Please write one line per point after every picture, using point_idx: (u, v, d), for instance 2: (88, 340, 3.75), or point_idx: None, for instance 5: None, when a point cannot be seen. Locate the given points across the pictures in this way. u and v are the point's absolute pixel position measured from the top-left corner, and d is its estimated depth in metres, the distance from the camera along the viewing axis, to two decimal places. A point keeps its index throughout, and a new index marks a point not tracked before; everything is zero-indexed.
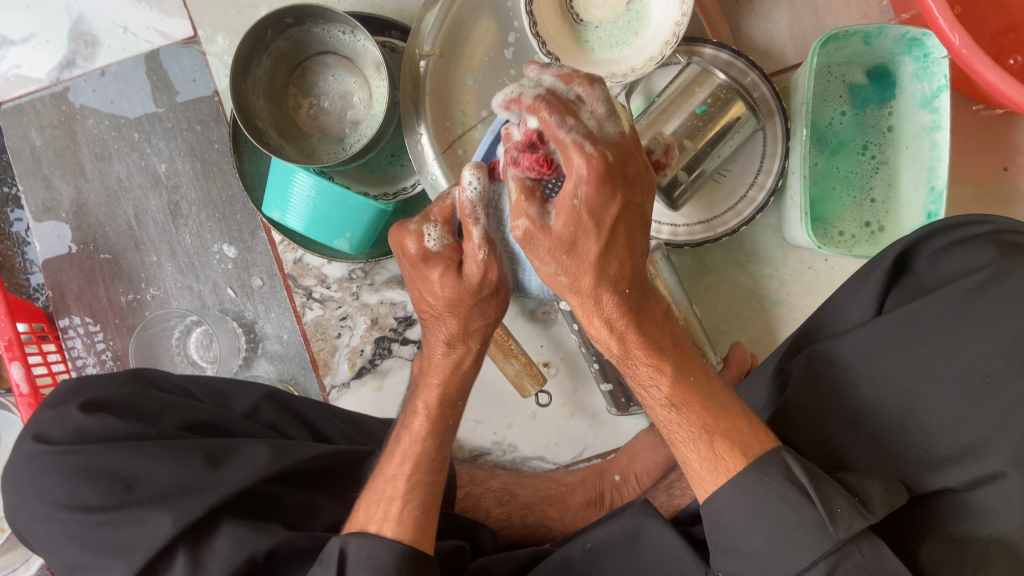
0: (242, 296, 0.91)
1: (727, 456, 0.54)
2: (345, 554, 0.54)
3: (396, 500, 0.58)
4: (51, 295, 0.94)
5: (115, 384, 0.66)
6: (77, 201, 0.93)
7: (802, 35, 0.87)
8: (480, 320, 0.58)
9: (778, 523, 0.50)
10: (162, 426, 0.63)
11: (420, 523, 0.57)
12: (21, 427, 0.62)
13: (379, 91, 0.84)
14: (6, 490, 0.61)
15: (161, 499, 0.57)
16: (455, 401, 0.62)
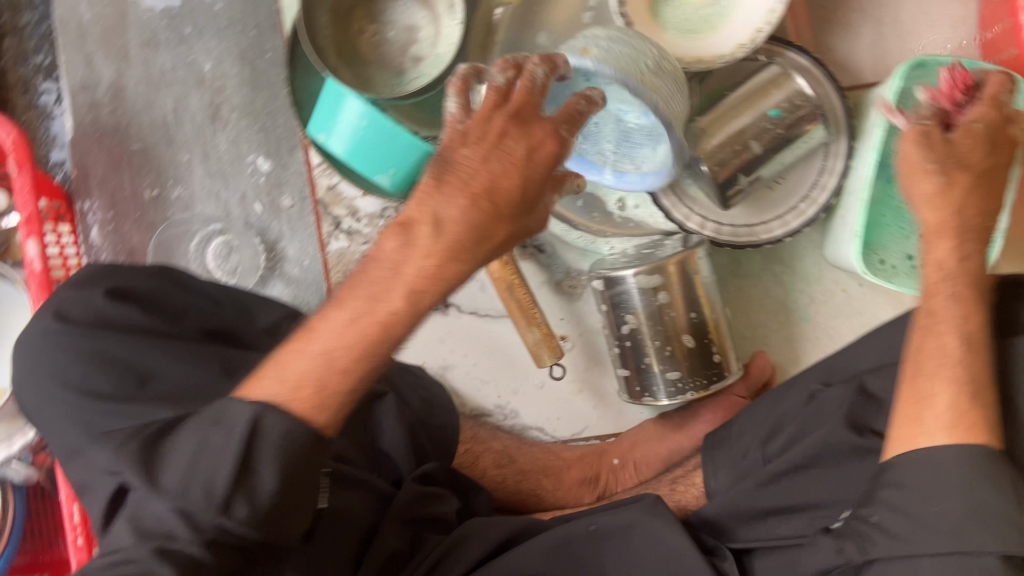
0: (269, 214, 0.89)
1: (970, 422, 0.50)
2: (259, 425, 0.44)
3: (303, 358, 0.45)
4: (74, 174, 0.89)
5: (140, 275, 0.63)
6: (116, 85, 0.90)
7: (883, 55, 0.85)
8: (513, 162, 0.45)
9: (980, 506, 0.47)
10: (183, 329, 0.61)
11: (349, 398, 0.46)
12: (46, 301, 0.60)
13: (449, 31, 0.80)
14: (22, 362, 0.59)
15: (169, 402, 0.54)
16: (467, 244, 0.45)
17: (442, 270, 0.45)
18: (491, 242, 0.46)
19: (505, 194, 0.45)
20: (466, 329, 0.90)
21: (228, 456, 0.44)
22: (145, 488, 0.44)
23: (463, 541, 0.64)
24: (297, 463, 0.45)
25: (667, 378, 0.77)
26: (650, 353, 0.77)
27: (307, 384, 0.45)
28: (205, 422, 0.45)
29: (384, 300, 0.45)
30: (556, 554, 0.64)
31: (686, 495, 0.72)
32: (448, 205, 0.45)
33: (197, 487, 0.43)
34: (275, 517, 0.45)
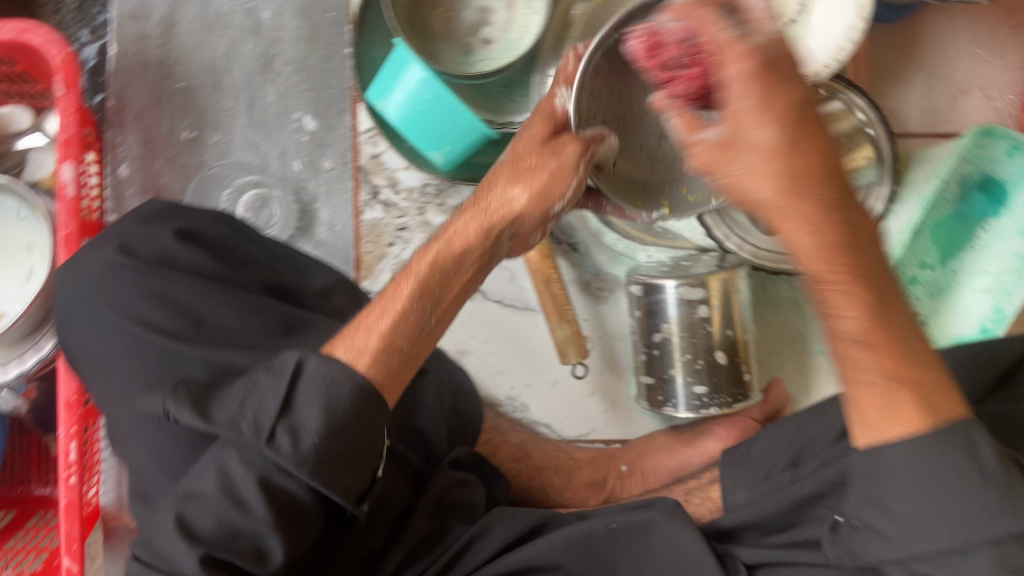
0: (307, 173, 0.88)
1: (907, 400, 0.45)
2: (299, 370, 0.48)
3: (375, 332, 0.52)
4: (111, 105, 0.88)
5: (208, 221, 0.62)
6: (168, 19, 0.88)
7: (931, 108, 0.89)
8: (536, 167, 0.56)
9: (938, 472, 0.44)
10: (244, 280, 0.60)
11: (400, 357, 0.52)
12: (104, 233, 0.60)
13: (525, 19, 0.80)
14: (75, 290, 0.59)
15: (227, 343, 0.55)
16: (449, 264, 0.56)
17: (470, 245, 0.57)
18: (440, 288, 0.55)
19: (441, 270, 0.56)
20: (487, 317, 0.90)
21: (277, 392, 0.48)
22: (199, 422, 0.49)
23: (485, 530, 0.64)
24: (353, 418, 0.48)
25: (692, 391, 0.78)
26: (677, 364, 0.78)
27: (389, 349, 0.52)
28: (259, 372, 0.50)
29: (395, 296, 0.54)
30: (578, 547, 0.63)
31: (700, 507, 0.73)
32: (508, 191, 0.57)
33: (249, 420, 0.48)
34: (328, 465, 0.47)
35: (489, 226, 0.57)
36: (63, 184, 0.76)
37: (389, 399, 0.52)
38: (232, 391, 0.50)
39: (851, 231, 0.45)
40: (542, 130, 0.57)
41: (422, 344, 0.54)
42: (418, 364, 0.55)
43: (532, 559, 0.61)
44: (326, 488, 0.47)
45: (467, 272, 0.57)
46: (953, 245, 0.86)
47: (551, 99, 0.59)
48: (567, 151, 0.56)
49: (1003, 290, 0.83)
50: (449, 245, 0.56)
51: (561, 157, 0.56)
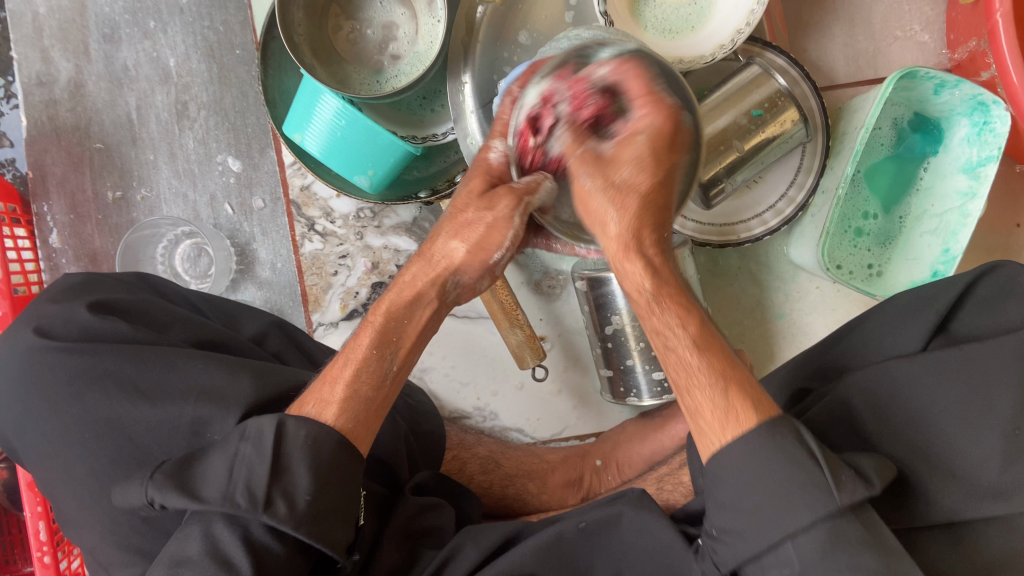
0: (239, 215, 0.86)
1: (736, 406, 0.48)
2: (281, 432, 0.49)
3: (340, 383, 0.53)
4: (31, 176, 0.87)
5: (124, 288, 0.63)
6: (75, 81, 0.87)
7: (855, 55, 0.88)
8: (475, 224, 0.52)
9: (780, 481, 0.45)
10: (171, 338, 0.59)
11: (367, 406, 0.53)
12: (22, 318, 0.59)
13: (430, 28, 0.79)
14: (2, 381, 0.58)
15: (169, 401, 0.54)
16: (401, 316, 0.54)
17: (420, 299, 0.55)
18: (402, 335, 0.55)
19: (395, 326, 0.54)
20: (443, 331, 0.89)
21: (263, 459, 0.48)
22: (189, 503, 0.47)
23: (456, 551, 0.63)
24: (335, 471, 0.49)
25: (652, 378, 0.77)
26: (634, 354, 0.77)
27: (359, 398, 0.53)
28: (232, 440, 0.49)
29: (355, 347, 0.54)
30: (549, 552, 0.62)
31: (673, 493, 0.73)
32: (452, 242, 0.53)
33: (241, 490, 0.47)
34: (320, 520, 0.48)
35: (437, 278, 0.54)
36: None
37: (361, 445, 0.52)
38: (210, 463, 0.49)
39: (667, 281, 0.52)
40: (480, 183, 0.53)
41: (387, 390, 0.55)
42: (388, 406, 0.55)
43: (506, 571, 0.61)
44: (321, 545, 0.48)
45: (424, 324, 0.56)
46: (895, 192, 0.85)
47: (486, 152, 0.54)
48: (500, 204, 0.51)
49: (949, 231, 0.81)
50: (393, 311, 0.54)
51: (496, 209, 0.51)
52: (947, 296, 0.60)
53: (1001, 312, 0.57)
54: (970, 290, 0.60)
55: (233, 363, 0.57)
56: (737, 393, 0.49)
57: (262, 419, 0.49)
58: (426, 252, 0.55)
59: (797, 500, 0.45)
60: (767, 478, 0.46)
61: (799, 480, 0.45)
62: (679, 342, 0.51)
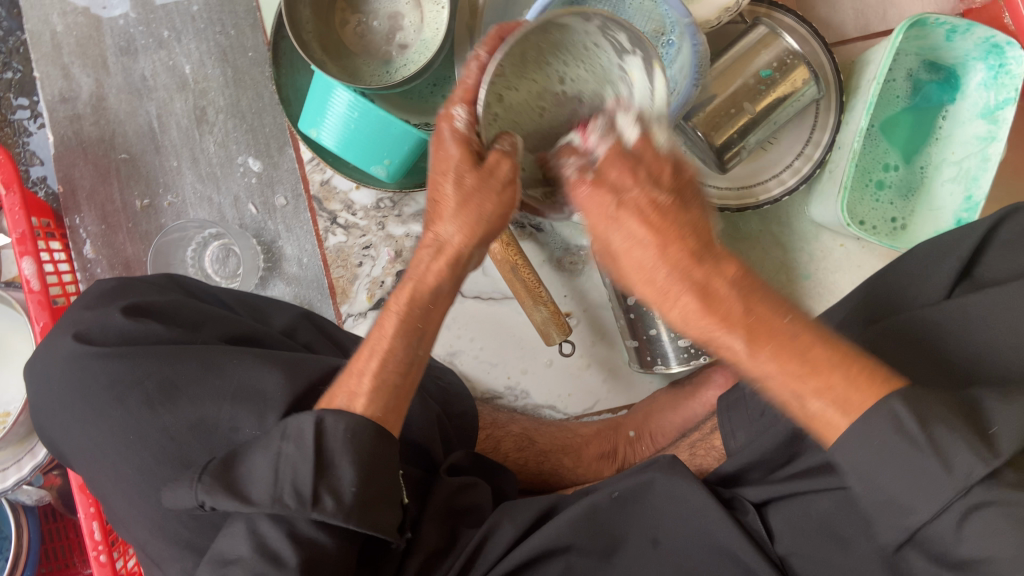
0: (263, 214, 0.88)
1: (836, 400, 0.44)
2: (322, 429, 0.50)
3: (367, 375, 0.55)
4: (62, 191, 0.89)
5: (157, 290, 0.65)
6: (96, 95, 0.89)
7: (864, 9, 0.87)
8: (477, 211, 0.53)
9: (901, 472, 0.42)
10: (205, 336, 0.61)
11: (394, 393, 0.55)
12: (60, 327, 0.61)
13: (434, 15, 0.80)
14: (47, 388, 0.60)
15: (205, 394, 0.56)
16: (426, 305, 0.57)
17: (440, 282, 0.56)
18: (427, 325, 0.57)
19: (422, 313, 0.57)
20: (472, 314, 0.90)
21: (307, 458, 0.49)
22: (237, 505, 0.48)
23: (495, 527, 0.64)
24: (375, 460, 0.51)
25: (679, 345, 0.77)
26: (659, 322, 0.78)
27: (390, 386, 0.55)
28: (274, 439, 0.50)
29: (380, 337, 0.56)
30: (586, 521, 0.63)
31: (706, 458, 0.74)
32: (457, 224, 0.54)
33: (290, 491, 0.48)
34: (368, 509, 0.50)
35: (455, 255, 0.55)
36: (26, 278, 0.78)
37: (393, 430, 0.54)
38: (254, 463, 0.50)
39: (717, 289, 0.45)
40: (465, 157, 0.51)
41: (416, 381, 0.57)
42: (414, 393, 0.57)
43: (543, 546, 0.62)
44: (373, 531, 0.50)
45: (443, 301, 0.58)
46: (913, 142, 0.85)
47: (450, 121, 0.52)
48: (504, 170, 0.51)
49: (970, 176, 0.81)
50: (415, 299, 0.56)
51: (498, 177, 0.52)
52: (967, 242, 0.59)
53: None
54: (993, 233, 0.59)
55: (268, 357, 0.59)
56: (820, 397, 0.44)
57: (300, 418, 0.50)
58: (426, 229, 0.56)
59: (927, 487, 0.42)
60: (890, 468, 0.43)
61: (912, 470, 0.42)
62: (757, 361, 0.45)
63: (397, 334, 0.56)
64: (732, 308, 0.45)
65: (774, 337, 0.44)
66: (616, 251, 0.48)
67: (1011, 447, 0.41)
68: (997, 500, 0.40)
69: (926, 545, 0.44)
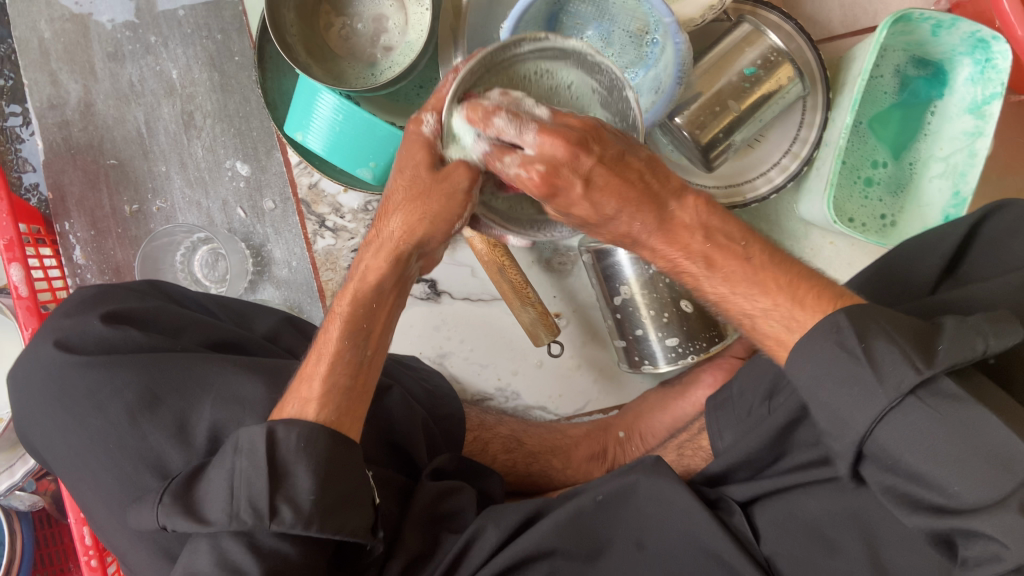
0: (252, 218, 0.88)
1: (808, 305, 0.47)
2: (273, 439, 0.50)
3: (317, 378, 0.55)
4: (52, 197, 0.90)
5: (137, 296, 0.65)
6: (85, 101, 0.89)
7: (851, 5, 0.87)
8: (424, 216, 0.52)
9: (846, 381, 0.43)
10: (185, 342, 0.62)
11: (347, 395, 0.55)
12: (42, 333, 0.61)
13: (419, 17, 0.80)
14: (28, 394, 0.60)
15: (186, 401, 0.56)
16: (371, 306, 0.57)
17: (387, 278, 0.56)
18: (374, 329, 0.57)
19: (366, 314, 0.56)
20: (462, 316, 0.90)
21: (260, 469, 0.48)
22: (197, 526, 0.49)
23: (477, 534, 0.64)
24: (334, 466, 0.51)
25: (666, 345, 0.78)
26: (645, 322, 0.78)
27: (338, 387, 0.55)
28: (227, 454, 0.50)
29: (326, 340, 0.56)
30: (569, 526, 0.63)
31: (694, 458, 0.73)
32: (394, 223, 0.54)
33: (246, 506, 0.48)
34: (332, 514, 0.49)
35: (398, 254, 0.55)
36: (14, 285, 0.78)
37: (351, 433, 0.54)
38: (211, 480, 0.50)
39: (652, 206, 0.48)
40: (425, 158, 0.51)
41: (370, 379, 0.57)
42: (368, 393, 0.57)
43: (526, 551, 0.62)
44: (337, 536, 0.49)
45: (388, 303, 0.58)
46: (901, 139, 0.84)
47: (418, 126, 0.51)
48: (458, 175, 0.49)
49: (957, 172, 0.80)
50: (360, 298, 0.56)
51: (452, 182, 0.50)
52: (950, 241, 0.59)
53: (1008, 251, 0.56)
54: (976, 232, 0.59)
55: (247, 363, 0.59)
56: (770, 315, 0.48)
57: (251, 431, 0.50)
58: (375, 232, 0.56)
59: (859, 401, 0.42)
60: (846, 387, 0.43)
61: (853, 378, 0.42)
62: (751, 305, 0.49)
63: (342, 335, 0.56)
64: (693, 240, 0.49)
65: (729, 268, 0.49)
66: (575, 212, 0.47)
67: (946, 361, 0.41)
68: (921, 410, 0.41)
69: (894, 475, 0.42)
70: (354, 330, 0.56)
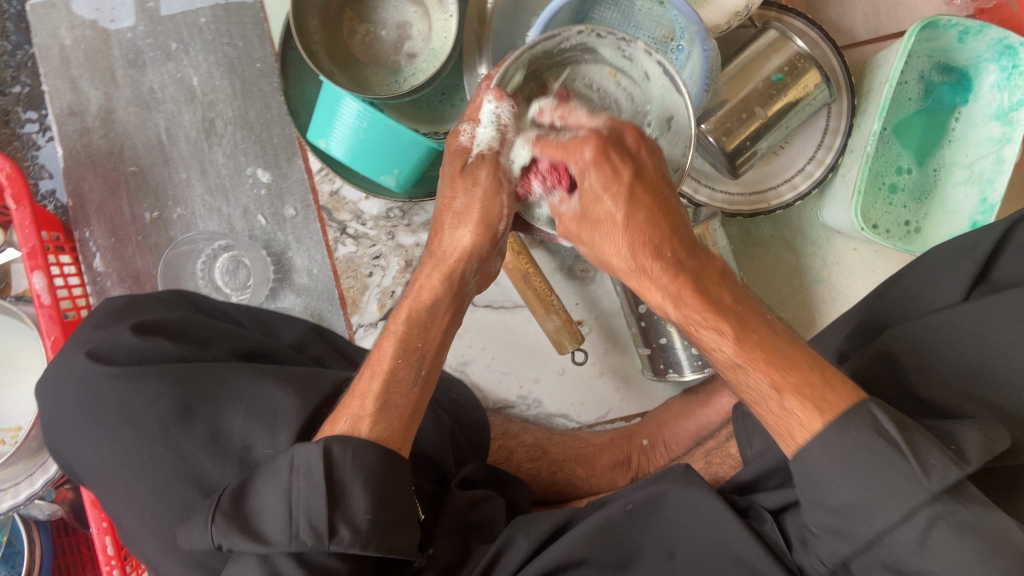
0: (273, 225, 0.88)
1: (832, 389, 0.46)
2: (330, 457, 0.49)
3: (370, 395, 0.55)
4: (72, 204, 0.89)
5: (165, 306, 0.65)
6: (105, 108, 0.89)
7: (874, 11, 0.86)
8: (468, 219, 0.57)
9: (874, 472, 0.43)
10: (215, 351, 0.61)
11: (400, 411, 0.54)
12: (72, 343, 0.61)
13: (443, 24, 0.80)
14: (57, 405, 0.60)
15: (218, 412, 0.56)
16: (425, 320, 0.58)
17: (450, 286, 0.59)
18: (430, 346, 0.58)
19: (423, 331, 0.58)
20: (483, 324, 0.90)
21: (318, 491, 0.48)
22: (255, 546, 0.48)
23: (509, 542, 0.63)
24: (379, 468, 0.50)
25: (691, 353, 0.76)
26: (671, 329, 0.77)
27: (394, 405, 0.54)
28: (283, 473, 0.49)
29: (380, 358, 0.57)
30: (601, 536, 0.62)
31: (722, 466, 0.73)
32: (455, 236, 0.59)
33: (304, 527, 0.47)
34: (388, 531, 0.49)
35: (451, 271, 0.59)
36: (36, 292, 0.78)
37: (402, 449, 0.53)
38: (263, 494, 0.50)
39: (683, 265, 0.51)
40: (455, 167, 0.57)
41: (426, 397, 0.57)
42: (421, 411, 0.56)
43: (559, 560, 0.61)
44: (391, 555, 0.49)
45: (444, 322, 0.59)
46: (926, 146, 0.84)
47: (458, 135, 0.57)
48: (483, 176, 0.56)
49: (984, 179, 0.80)
50: (414, 315, 0.58)
51: (481, 183, 0.56)
52: (982, 245, 0.59)
53: None
54: (1008, 237, 0.59)
55: (279, 374, 0.59)
56: (797, 394, 0.46)
57: (307, 449, 0.49)
58: (432, 243, 0.60)
59: (883, 497, 0.42)
60: (862, 473, 0.43)
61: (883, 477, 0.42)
62: (754, 379, 0.48)
63: (396, 354, 0.57)
64: (723, 297, 0.50)
65: (757, 336, 0.49)
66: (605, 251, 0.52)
67: (977, 460, 0.43)
68: (962, 513, 0.41)
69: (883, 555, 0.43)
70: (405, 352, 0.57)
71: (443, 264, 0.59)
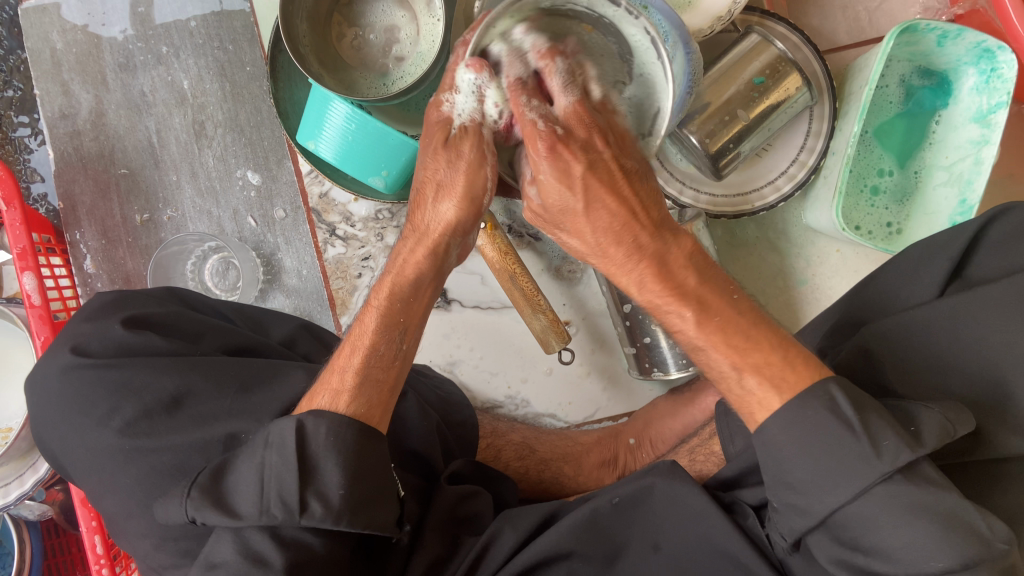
0: (262, 226, 0.89)
1: (796, 375, 0.48)
2: (302, 429, 0.50)
3: (350, 370, 0.56)
4: (62, 207, 0.90)
5: (155, 301, 0.65)
6: (96, 111, 0.90)
7: (855, 16, 0.88)
8: (450, 194, 0.55)
9: (824, 456, 0.45)
10: (204, 348, 0.62)
11: (378, 388, 0.56)
12: (60, 340, 0.62)
13: (430, 28, 0.81)
14: (46, 402, 0.60)
15: (205, 408, 0.57)
16: (407, 297, 0.59)
17: (429, 258, 0.58)
18: (410, 321, 0.59)
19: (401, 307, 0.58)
20: (472, 324, 0.90)
21: (290, 465, 0.49)
22: (227, 520, 0.48)
23: (495, 536, 0.64)
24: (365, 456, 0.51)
25: (676, 351, 0.77)
26: (655, 327, 0.78)
27: (371, 380, 0.56)
28: (257, 447, 0.50)
29: (362, 333, 0.58)
30: (586, 530, 0.63)
31: (706, 463, 0.74)
32: (438, 211, 0.56)
33: (276, 502, 0.48)
34: (361, 508, 0.50)
35: (435, 246, 0.58)
36: (27, 292, 0.78)
37: (379, 425, 0.55)
38: (239, 471, 0.50)
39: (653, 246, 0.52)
40: (439, 138, 0.54)
41: (405, 371, 0.59)
42: (399, 387, 0.58)
43: (545, 554, 0.62)
44: (366, 530, 0.50)
45: (423, 294, 0.60)
46: (908, 149, 0.85)
47: (440, 104, 0.54)
48: (466, 148, 0.53)
49: (963, 180, 0.81)
50: (396, 286, 0.58)
51: (464, 156, 0.53)
52: (958, 241, 0.60)
53: (1015, 256, 0.57)
54: (983, 235, 0.60)
55: (267, 369, 0.60)
56: (757, 373, 0.49)
57: (281, 424, 0.50)
58: (412, 212, 0.58)
59: (835, 480, 0.45)
60: (819, 453, 0.45)
61: (836, 451, 0.45)
62: (720, 355, 0.51)
63: (377, 330, 0.58)
64: (686, 281, 0.52)
65: (720, 316, 0.51)
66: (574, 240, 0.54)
67: (933, 444, 0.45)
68: (907, 491, 0.43)
69: (838, 529, 0.46)
70: (383, 329, 0.58)
71: (420, 236, 0.58)
